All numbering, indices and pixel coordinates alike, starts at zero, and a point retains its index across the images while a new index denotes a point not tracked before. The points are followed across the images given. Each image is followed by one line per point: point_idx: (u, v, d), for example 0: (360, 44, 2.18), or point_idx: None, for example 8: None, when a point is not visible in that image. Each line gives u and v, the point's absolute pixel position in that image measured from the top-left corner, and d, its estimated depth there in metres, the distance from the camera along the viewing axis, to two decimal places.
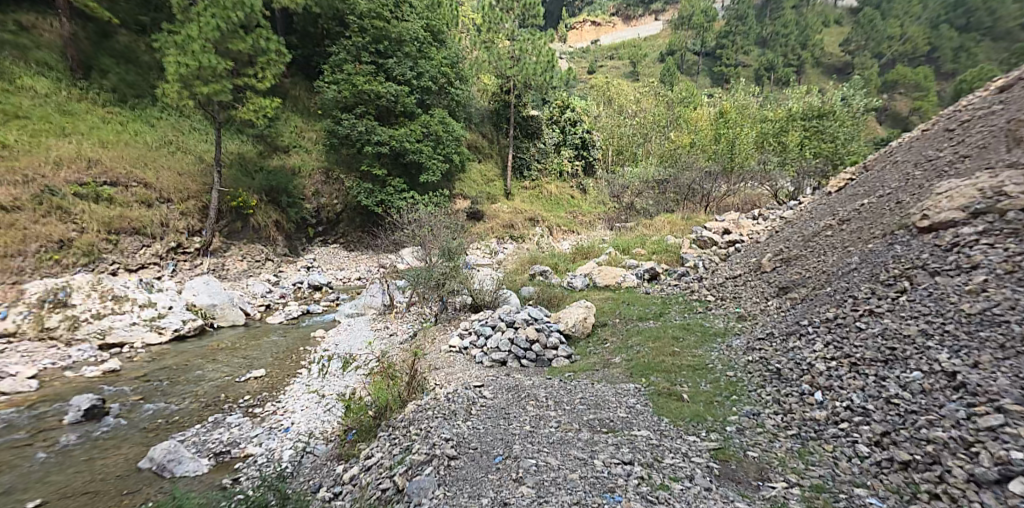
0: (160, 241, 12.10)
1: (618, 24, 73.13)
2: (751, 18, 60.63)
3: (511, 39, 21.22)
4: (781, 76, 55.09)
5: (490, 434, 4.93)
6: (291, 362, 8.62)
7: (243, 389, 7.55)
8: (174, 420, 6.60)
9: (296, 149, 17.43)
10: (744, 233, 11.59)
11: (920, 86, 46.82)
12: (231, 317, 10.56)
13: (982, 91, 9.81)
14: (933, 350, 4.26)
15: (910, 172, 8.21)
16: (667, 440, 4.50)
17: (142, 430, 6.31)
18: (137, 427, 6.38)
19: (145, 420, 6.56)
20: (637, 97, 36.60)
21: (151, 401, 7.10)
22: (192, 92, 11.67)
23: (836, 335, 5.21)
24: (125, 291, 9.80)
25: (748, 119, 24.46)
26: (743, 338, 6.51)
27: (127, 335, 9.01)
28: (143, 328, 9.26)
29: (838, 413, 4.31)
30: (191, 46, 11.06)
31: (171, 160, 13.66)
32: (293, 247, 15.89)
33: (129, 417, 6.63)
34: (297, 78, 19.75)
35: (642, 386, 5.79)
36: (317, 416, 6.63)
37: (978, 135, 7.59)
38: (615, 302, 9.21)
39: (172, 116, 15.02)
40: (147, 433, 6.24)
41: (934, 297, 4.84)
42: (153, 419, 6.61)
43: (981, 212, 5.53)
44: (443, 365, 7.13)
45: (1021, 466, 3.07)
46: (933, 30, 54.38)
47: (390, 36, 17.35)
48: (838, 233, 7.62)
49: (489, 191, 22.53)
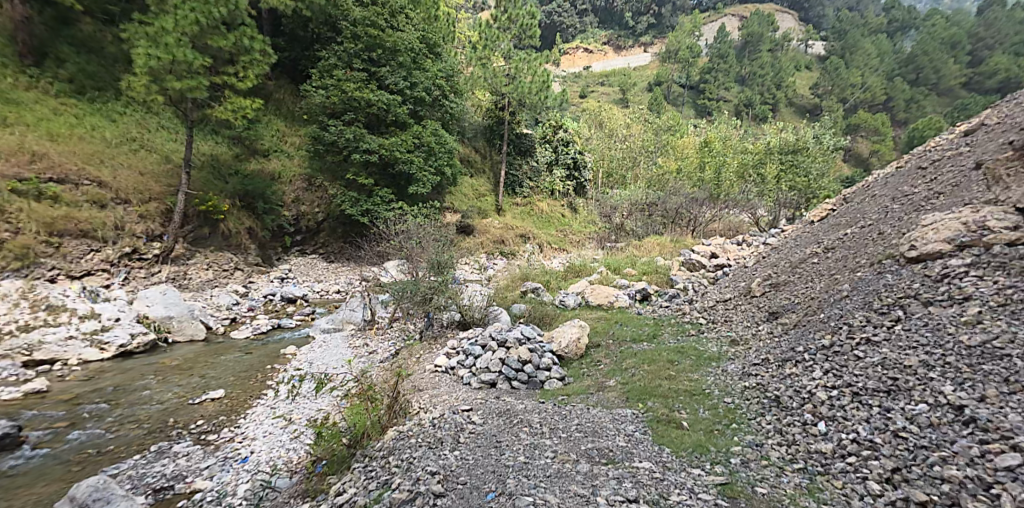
0: (111, 245, 11.22)
1: (608, 53, 75.53)
2: (732, 57, 63.84)
3: (506, 58, 21.48)
4: (757, 112, 58.15)
5: (481, 466, 4.54)
6: (254, 382, 7.95)
7: (196, 413, 6.85)
8: (106, 451, 5.85)
9: (276, 153, 16.85)
10: (731, 258, 11.86)
11: (878, 130, 50.20)
12: (188, 331, 9.71)
13: (949, 134, 10.29)
14: (936, 383, 4.12)
15: (888, 205, 8.42)
16: (670, 474, 4.20)
17: (66, 463, 5.56)
18: (59, 460, 5.61)
19: (70, 452, 5.79)
20: (626, 122, 37.40)
21: (82, 428, 6.31)
22: (164, 87, 11.07)
23: (834, 364, 5.05)
24: (61, 302, 8.80)
25: (730, 149, 25.49)
26: (738, 363, 6.35)
27: (61, 351, 8.07)
28: (81, 344, 8.32)
29: (846, 446, 4.05)
30: (166, 38, 10.46)
31: (131, 159, 12.92)
32: (266, 257, 15.13)
33: (53, 447, 5.84)
34: (282, 81, 19.27)
35: (640, 412, 5.52)
36: (282, 444, 6.02)
37: (949, 175, 7.87)
38: (608, 322, 9.03)
39: (138, 112, 14.27)
40: (72, 467, 5.50)
41: (931, 328, 4.73)
42: (80, 450, 5.82)
43: (966, 245, 5.52)
44: (428, 386, 6.75)
45: None
46: (888, 82, 58.63)
47: (385, 45, 17.18)
48: (824, 261, 7.69)
49: (480, 206, 22.33)
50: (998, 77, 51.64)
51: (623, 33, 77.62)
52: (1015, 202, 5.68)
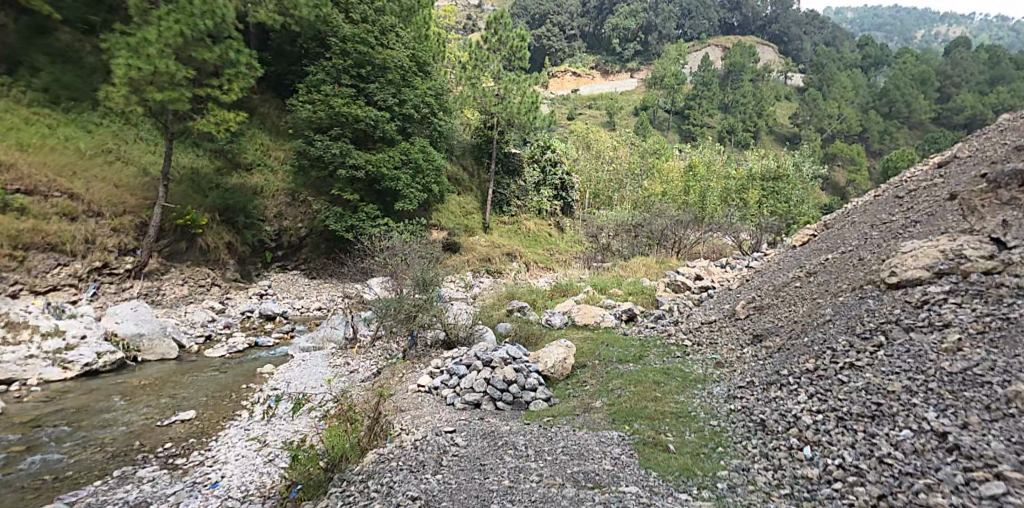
0: (81, 259, 10.96)
1: (596, 76, 77.24)
2: (716, 85, 65.95)
3: (496, 79, 21.79)
4: (739, 139, 59.90)
5: (464, 490, 4.41)
6: (229, 402, 7.69)
7: (165, 436, 6.56)
8: (65, 477, 5.54)
9: (259, 167, 16.68)
10: (715, 280, 12.02)
11: (854, 160, 52.23)
12: (160, 349, 9.41)
13: (922, 165, 10.68)
14: (920, 409, 4.12)
15: (867, 232, 8.65)
16: (657, 499, 4.13)
17: (16, 490, 5.23)
18: (10, 487, 5.28)
19: (24, 478, 5.46)
20: (613, 143, 38.06)
21: (40, 452, 5.99)
22: (144, 98, 10.91)
23: (819, 388, 5.09)
24: (25, 320, 8.54)
25: (714, 175, 26.15)
26: (723, 386, 6.36)
27: (19, 371, 7.65)
28: (42, 363, 7.94)
29: (832, 472, 4.00)
30: (148, 49, 10.31)
31: (106, 171, 12.64)
32: (245, 272, 14.88)
33: (4, 474, 5.49)
34: (267, 95, 19.22)
35: (626, 434, 5.46)
36: (255, 467, 5.79)
37: (925, 204, 8.14)
38: (594, 342, 8.99)
39: (115, 123, 14.00)
40: (25, 494, 5.19)
41: (913, 354, 4.78)
42: (36, 476, 5.50)
43: (944, 272, 5.69)
44: (410, 406, 6.60)
45: None
46: (863, 114, 61.06)
47: (374, 62, 17.35)
48: (807, 285, 7.84)
49: (466, 223, 22.37)
50: (965, 114, 54.25)
51: (610, 58, 79.83)
52: (990, 233, 5.90)
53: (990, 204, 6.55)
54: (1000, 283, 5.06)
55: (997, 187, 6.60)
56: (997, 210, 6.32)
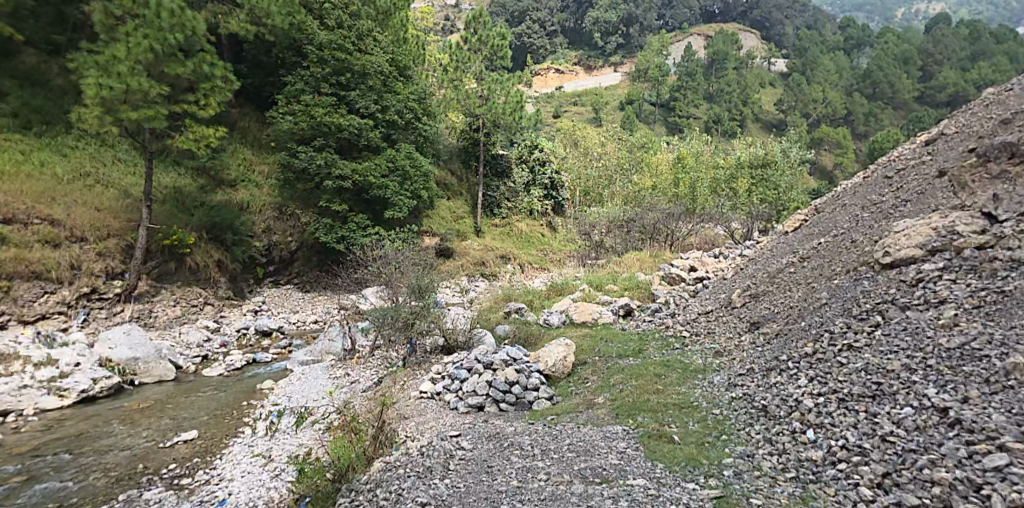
0: (68, 286, 10.90)
1: (580, 72, 77.27)
2: (700, 74, 66.21)
3: (479, 80, 21.77)
4: (727, 128, 60.14)
5: (472, 493, 4.40)
6: (230, 419, 7.66)
7: (169, 457, 6.53)
8: (70, 504, 5.50)
9: (244, 183, 16.56)
10: (709, 270, 12.06)
11: (841, 143, 52.56)
12: (157, 372, 9.32)
13: (909, 144, 10.74)
14: (920, 385, 4.14)
15: (859, 214, 8.70)
16: (665, 489, 4.15)
17: None
18: None
19: None
20: (602, 139, 38.04)
21: (42, 481, 5.95)
22: (118, 118, 10.78)
23: (819, 371, 5.10)
24: (16, 351, 8.50)
25: (704, 167, 26.27)
26: (724, 374, 6.37)
27: (14, 402, 7.58)
28: (38, 393, 7.89)
29: (836, 453, 4.02)
30: (118, 67, 10.15)
31: (87, 194, 12.44)
32: (237, 289, 14.78)
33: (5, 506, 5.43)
34: (246, 109, 19.12)
35: (630, 428, 5.47)
36: (262, 482, 5.77)
37: (915, 182, 8.18)
38: (593, 339, 9.01)
39: (90, 145, 13.81)
40: None
41: (910, 332, 4.80)
42: (40, 505, 5.46)
43: (938, 249, 5.69)
44: (413, 413, 6.59)
45: None
46: (849, 95, 61.37)
47: (353, 68, 17.28)
48: (801, 270, 7.87)
49: (458, 228, 22.35)
50: (948, 91, 54.74)
51: (594, 53, 79.86)
52: (980, 207, 5.91)
53: (980, 178, 6.55)
54: (994, 257, 5.08)
55: (987, 162, 6.61)
56: (988, 185, 6.32)
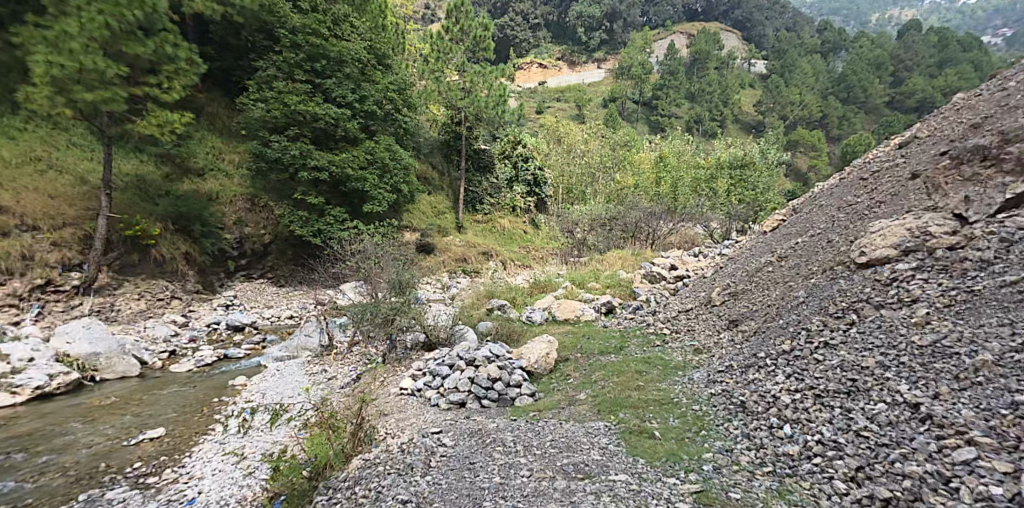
0: (20, 277, 10.41)
1: (562, 69, 77.46)
2: (681, 73, 67.09)
3: (460, 71, 21.58)
4: (706, 128, 61.20)
5: (455, 490, 4.37)
6: (200, 417, 7.41)
7: (133, 455, 6.28)
8: (25, 504, 5.26)
9: (212, 173, 16.07)
10: (689, 269, 12.25)
11: (815, 146, 54.08)
12: (119, 368, 8.96)
13: (884, 147, 11.09)
14: (893, 382, 4.29)
15: (835, 215, 8.95)
16: (646, 484, 4.19)
17: None
18: None
19: None
20: (585, 135, 38.08)
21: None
22: (73, 100, 10.26)
23: (796, 368, 5.23)
24: None
25: (684, 165, 26.77)
26: (703, 371, 6.49)
27: None
28: None
29: (811, 448, 4.14)
30: (69, 44, 9.61)
31: (37, 180, 11.86)
32: (207, 283, 14.30)
33: None
34: (214, 93, 18.45)
35: (612, 424, 5.52)
36: (235, 481, 5.61)
37: (889, 184, 8.45)
38: (576, 335, 9.08)
39: (42, 128, 13.10)
40: None
41: (884, 330, 4.97)
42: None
43: (912, 249, 5.87)
44: (394, 410, 6.52)
45: (1004, 502, 2.97)
46: (823, 99, 63.19)
47: (329, 55, 16.86)
48: (778, 269, 8.09)
49: (439, 223, 22.13)
50: (916, 98, 56.80)
51: (576, 48, 79.95)
52: (952, 208, 6.09)
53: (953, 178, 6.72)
54: (964, 257, 5.27)
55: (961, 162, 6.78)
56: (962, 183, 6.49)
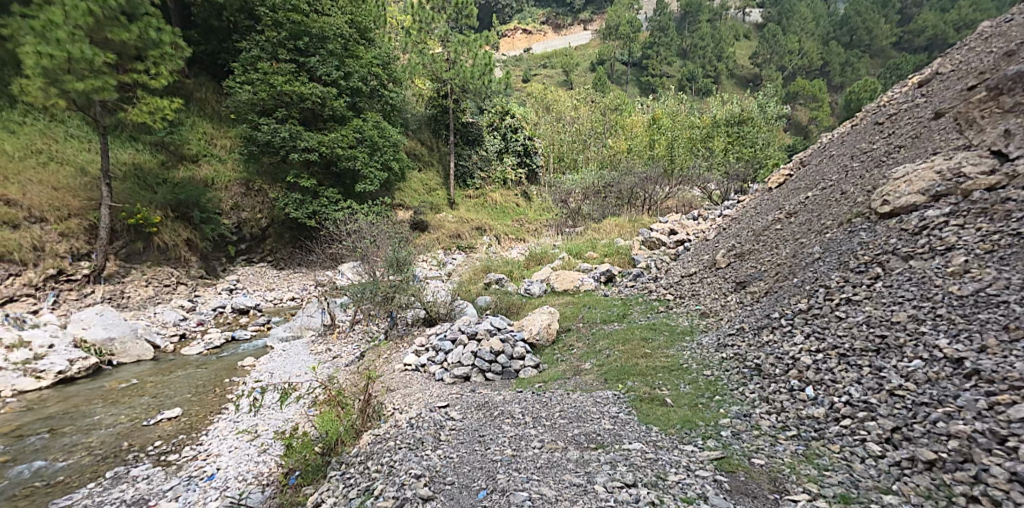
0: (34, 268, 10.15)
1: (547, 32, 74.60)
2: (673, 29, 64.55)
3: (444, 42, 20.62)
4: (699, 86, 59.36)
5: (468, 463, 4.19)
6: (212, 396, 7.28)
7: (153, 434, 6.17)
8: (57, 482, 5.18)
9: (207, 158, 15.56)
10: (689, 233, 11.88)
11: (814, 97, 52.60)
12: (135, 352, 8.78)
13: (899, 89, 10.50)
14: (929, 336, 4.02)
15: (849, 164, 8.53)
16: (663, 453, 3.98)
17: (7, 500, 4.90)
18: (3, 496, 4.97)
19: (14, 486, 5.10)
20: (573, 103, 37.28)
21: (24, 462, 5.56)
22: (63, 90, 9.70)
23: (815, 326, 4.97)
24: None
25: (679, 124, 26.06)
26: (713, 335, 6.24)
27: None
28: (13, 374, 7.31)
29: (838, 410, 3.92)
30: (54, 33, 8.99)
31: (41, 173, 11.45)
32: (210, 268, 14.06)
33: None
34: (201, 78, 17.73)
35: (620, 392, 5.31)
36: (251, 457, 5.47)
37: (908, 126, 7.97)
38: (576, 306, 8.85)
39: (41, 120, 12.56)
40: (15, 502, 4.88)
41: (915, 282, 4.67)
42: (25, 484, 5.14)
43: (943, 194, 5.50)
44: (400, 385, 6.35)
45: None
46: (823, 46, 61.06)
47: (310, 32, 16.02)
48: (788, 226, 7.75)
49: (432, 201, 21.66)
50: (924, 36, 55.09)
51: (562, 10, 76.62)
52: (989, 146, 5.67)
53: (988, 112, 6.24)
54: (1005, 199, 4.87)
55: (997, 95, 6.28)
56: (999, 118, 6.02)
